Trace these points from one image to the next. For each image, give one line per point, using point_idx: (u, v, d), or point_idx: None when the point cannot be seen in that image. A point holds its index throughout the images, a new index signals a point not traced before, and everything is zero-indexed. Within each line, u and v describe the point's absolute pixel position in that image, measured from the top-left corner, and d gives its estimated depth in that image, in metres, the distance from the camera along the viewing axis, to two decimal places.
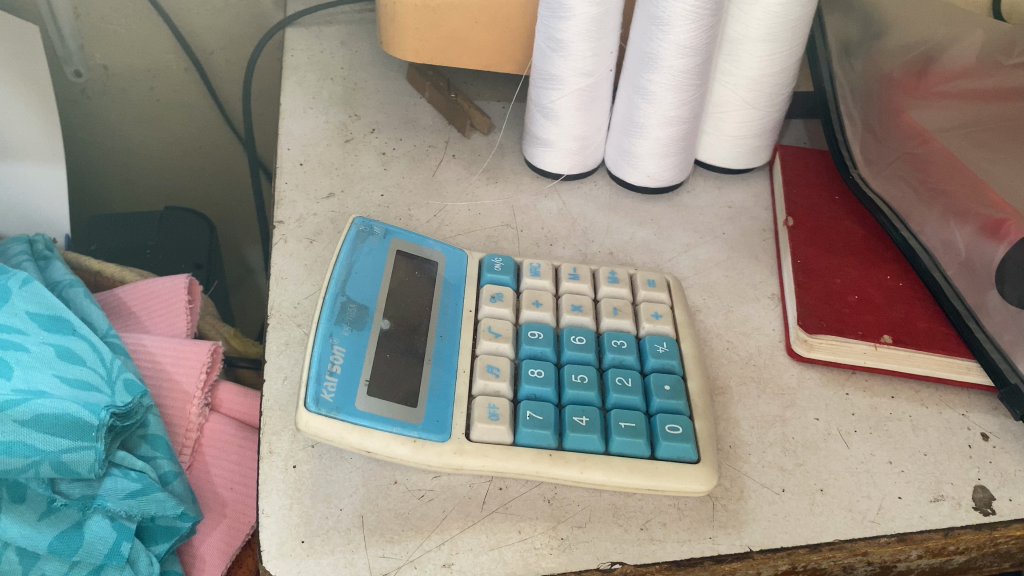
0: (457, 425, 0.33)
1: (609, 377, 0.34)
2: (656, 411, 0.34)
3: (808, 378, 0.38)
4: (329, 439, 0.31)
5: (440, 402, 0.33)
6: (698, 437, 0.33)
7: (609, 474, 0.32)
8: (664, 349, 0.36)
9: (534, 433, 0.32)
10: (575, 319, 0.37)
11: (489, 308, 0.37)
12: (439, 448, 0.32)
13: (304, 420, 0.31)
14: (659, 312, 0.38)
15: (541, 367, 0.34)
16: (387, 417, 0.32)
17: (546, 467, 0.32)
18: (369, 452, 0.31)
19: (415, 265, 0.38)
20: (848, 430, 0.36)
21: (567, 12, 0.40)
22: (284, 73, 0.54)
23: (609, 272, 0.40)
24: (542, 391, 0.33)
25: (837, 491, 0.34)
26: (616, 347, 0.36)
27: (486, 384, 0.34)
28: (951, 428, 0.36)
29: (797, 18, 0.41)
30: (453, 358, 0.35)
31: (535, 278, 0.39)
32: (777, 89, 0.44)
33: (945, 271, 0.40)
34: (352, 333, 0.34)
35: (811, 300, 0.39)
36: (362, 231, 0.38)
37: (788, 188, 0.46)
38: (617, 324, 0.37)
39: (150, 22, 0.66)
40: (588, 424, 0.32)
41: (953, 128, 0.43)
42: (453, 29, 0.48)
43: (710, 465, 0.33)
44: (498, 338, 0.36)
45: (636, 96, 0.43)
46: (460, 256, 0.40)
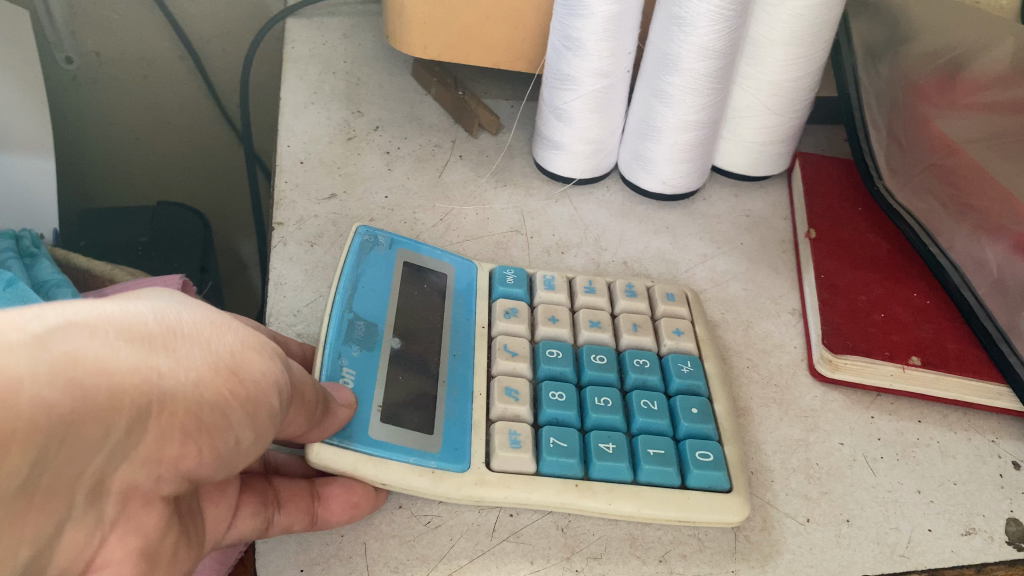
0: (477, 453, 0.31)
1: (633, 402, 0.33)
2: (684, 436, 0.32)
3: (832, 400, 0.36)
4: (343, 472, 0.28)
5: (456, 429, 0.31)
6: (729, 465, 0.32)
7: (637, 504, 0.30)
8: (689, 369, 0.35)
9: (557, 462, 0.30)
10: (594, 336, 0.35)
11: (503, 324, 0.35)
12: (460, 479, 0.30)
13: (315, 451, 0.28)
14: (681, 328, 0.36)
15: (562, 390, 0.33)
16: (404, 446, 0.30)
17: (573, 499, 0.30)
18: (384, 485, 0.29)
19: (424, 276, 0.37)
20: (874, 457, 0.34)
21: (585, 10, 0.38)
22: (285, 66, 0.52)
23: (625, 285, 0.38)
24: (564, 415, 0.32)
25: (864, 522, 0.32)
26: (639, 368, 0.34)
27: (505, 408, 0.32)
28: (981, 455, 0.35)
29: (822, 21, 0.40)
30: (468, 380, 0.33)
31: (550, 291, 0.37)
32: (800, 95, 0.43)
33: (976, 290, 0.38)
34: (362, 353, 0.32)
35: (836, 319, 0.37)
36: (367, 242, 0.37)
37: (811, 199, 0.44)
38: (638, 341, 0.36)
39: (145, 6, 0.64)
40: (615, 451, 0.31)
41: (979, 139, 0.42)
42: (461, 24, 0.46)
43: (742, 495, 0.31)
44: (514, 356, 0.34)
45: (654, 99, 0.41)
46: (469, 267, 0.38)
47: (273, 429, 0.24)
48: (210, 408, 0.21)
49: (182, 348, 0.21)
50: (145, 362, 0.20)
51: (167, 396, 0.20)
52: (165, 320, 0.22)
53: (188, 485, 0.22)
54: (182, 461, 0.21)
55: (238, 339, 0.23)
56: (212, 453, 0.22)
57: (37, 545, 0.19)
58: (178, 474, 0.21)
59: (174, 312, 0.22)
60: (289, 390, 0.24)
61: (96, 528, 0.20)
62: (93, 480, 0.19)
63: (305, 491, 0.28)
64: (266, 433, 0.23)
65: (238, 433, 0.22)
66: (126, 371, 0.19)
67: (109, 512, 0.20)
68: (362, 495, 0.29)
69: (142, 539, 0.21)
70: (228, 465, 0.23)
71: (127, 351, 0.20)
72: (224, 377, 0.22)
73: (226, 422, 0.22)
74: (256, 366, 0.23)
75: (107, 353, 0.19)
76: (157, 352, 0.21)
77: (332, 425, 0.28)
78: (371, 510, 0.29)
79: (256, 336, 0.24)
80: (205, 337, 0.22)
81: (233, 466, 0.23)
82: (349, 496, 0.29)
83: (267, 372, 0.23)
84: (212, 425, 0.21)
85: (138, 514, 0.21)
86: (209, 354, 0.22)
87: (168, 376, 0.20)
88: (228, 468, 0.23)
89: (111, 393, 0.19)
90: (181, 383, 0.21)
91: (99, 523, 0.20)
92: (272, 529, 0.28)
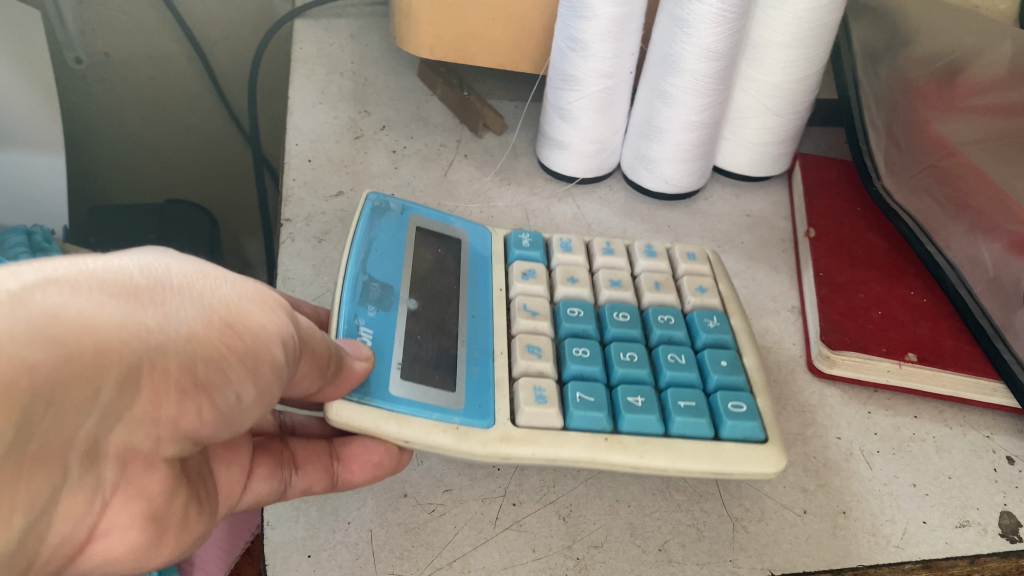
0: (501, 411, 0.31)
1: (660, 355, 0.34)
2: (714, 388, 0.33)
3: (829, 395, 0.37)
4: (363, 429, 0.28)
5: (480, 387, 0.32)
6: (762, 415, 0.33)
7: (671, 457, 0.30)
8: (715, 324, 0.36)
9: (587, 416, 0.31)
10: (615, 294, 0.37)
11: (522, 285, 0.37)
12: (484, 436, 0.30)
13: (334, 409, 0.28)
14: (704, 286, 0.38)
15: (585, 347, 0.34)
16: (426, 404, 0.30)
17: (603, 451, 0.30)
18: (405, 443, 0.29)
19: (438, 242, 0.37)
20: (871, 451, 0.35)
21: (589, 11, 0.39)
22: (293, 66, 0.53)
23: (645, 246, 0.40)
24: (590, 370, 0.33)
25: (860, 514, 0.32)
26: (664, 323, 0.36)
27: (528, 365, 0.33)
28: (975, 450, 0.35)
29: (823, 23, 0.40)
30: (488, 339, 0.34)
31: (567, 254, 0.39)
32: (801, 96, 0.43)
33: (972, 288, 0.39)
34: (378, 313, 0.32)
35: (833, 316, 0.38)
36: (378, 206, 0.37)
37: (810, 199, 0.45)
38: (661, 299, 0.37)
39: (154, 7, 0.64)
40: (644, 405, 0.31)
41: (976, 141, 0.43)
42: (467, 26, 0.47)
43: (778, 445, 0.32)
44: (535, 316, 0.35)
45: (657, 99, 0.42)
46: (484, 232, 0.39)
47: (276, 384, 0.24)
48: (205, 361, 0.21)
49: (172, 302, 0.21)
50: (134, 316, 0.20)
51: (159, 351, 0.20)
52: (153, 273, 0.22)
53: (192, 444, 0.22)
54: (181, 419, 0.21)
55: (232, 291, 0.24)
56: (211, 410, 0.22)
57: (32, 513, 0.18)
58: (178, 433, 0.21)
59: (162, 265, 0.22)
60: (296, 345, 0.25)
61: (96, 493, 0.20)
62: (87, 443, 0.19)
63: (326, 451, 0.29)
64: (267, 388, 0.24)
65: (236, 387, 0.23)
66: (114, 326, 0.19)
67: (108, 477, 0.20)
68: (383, 454, 0.29)
69: (146, 503, 0.21)
70: (231, 421, 0.23)
71: (115, 306, 0.20)
72: (218, 329, 0.22)
73: (221, 376, 0.22)
74: (253, 318, 0.23)
75: (93, 309, 0.19)
76: (146, 305, 0.21)
77: (348, 381, 0.28)
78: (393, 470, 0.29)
79: (250, 287, 0.24)
80: (198, 291, 0.22)
81: (236, 423, 0.23)
82: (369, 456, 0.29)
83: (265, 324, 0.24)
84: (210, 380, 0.22)
85: (139, 477, 0.21)
86: (203, 308, 0.22)
87: (159, 330, 0.20)
88: (231, 424, 0.23)
89: (98, 350, 0.19)
90: (174, 337, 0.21)
91: (99, 489, 0.20)
92: (291, 491, 0.29)
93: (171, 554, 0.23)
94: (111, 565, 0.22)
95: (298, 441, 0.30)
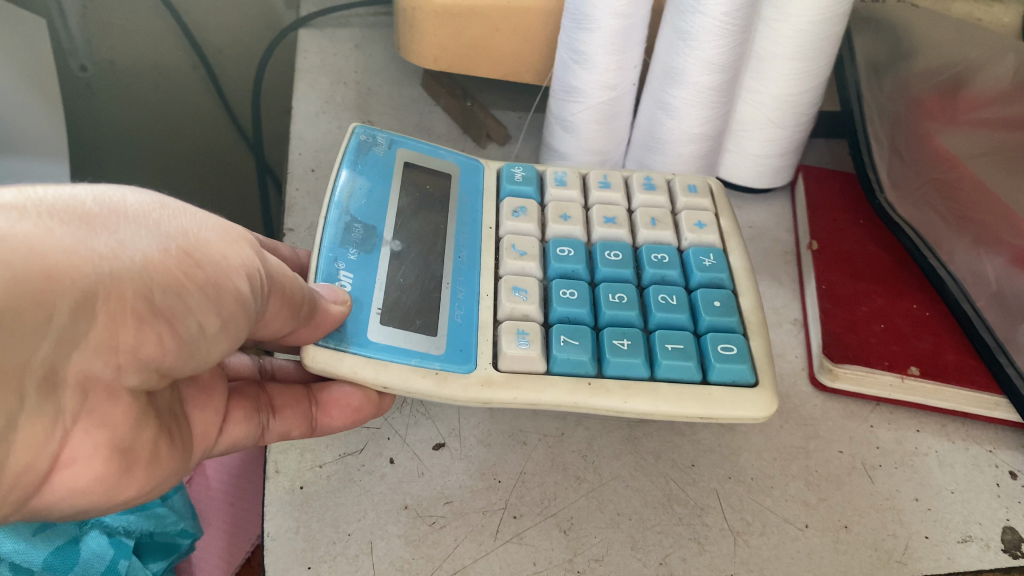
0: (483, 355, 0.32)
1: (651, 297, 0.35)
2: (706, 329, 0.34)
3: (831, 409, 0.37)
4: (341, 374, 0.30)
5: (463, 330, 0.33)
6: (754, 359, 0.33)
7: (656, 401, 0.32)
8: (710, 263, 0.37)
9: (569, 361, 0.32)
10: (608, 232, 0.38)
11: (512, 223, 0.38)
12: (466, 381, 0.31)
13: (310, 354, 0.30)
14: (703, 222, 0.39)
15: (573, 289, 0.35)
16: (407, 349, 0.31)
17: (586, 397, 0.32)
18: (385, 387, 0.30)
19: (427, 176, 0.39)
20: (873, 465, 0.35)
21: (592, 24, 0.39)
22: (296, 76, 0.53)
23: (644, 178, 0.41)
24: (577, 313, 0.34)
25: (862, 529, 0.32)
26: (657, 263, 0.37)
27: (513, 307, 0.34)
28: (978, 465, 0.35)
29: (828, 36, 0.40)
30: (474, 281, 0.35)
31: (561, 189, 0.40)
32: (804, 110, 0.43)
33: (975, 302, 0.38)
34: (359, 256, 0.33)
35: (836, 329, 0.38)
36: (365, 141, 0.39)
37: (812, 210, 0.45)
38: (656, 236, 0.38)
39: (159, 16, 0.65)
40: (630, 347, 0.33)
41: (980, 154, 0.43)
42: (471, 37, 0.47)
43: (768, 390, 0.33)
44: (523, 257, 0.36)
45: (659, 111, 0.42)
46: (475, 166, 0.41)
47: (242, 312, 0.25)
48: (165, 289, 0.23)
49: (127, 230, 0.23)
50: (84, 243, 0.21)
51: (116, 278, 0.22)
52: (107, 202, 0.23)
53: (158, 375, 0.23)
54: (141, 347, 0.22)
55: (193, 222, 0.25)
56: (172, 339, 0.23)
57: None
58: (140, 361, 0.22)
59: (118, 196, 0.24)
60: (261, 278, 0.26)
61: (57, 420, 0.21)
62: (45, 367, 0.20)
63: (304, 397, 0.32)
64: (233, 318, 0.25)
65: (199, 317, 0.24)
66: (63, 251, 0.21)
67: (68, 405, 0.21)
68: (362, 399, 0.31)
69: (111, 433, 0.22)
70: (195, 348, 0.24)
71: (65, 231, 0.21)
72: (178, 257, 0.23)
73: (182, 305, 0.23)
74: (213, 247, 0.25)
75: (42, 234, 0.21)
76: (98, 232, 0.22)
77: (327, 322, 0.29)
78: (375, 413, 0.32)
79: (210, 223, 0.26)
80: (155, 221, 0.24)
81: (202, 352, 0.24)
82: (348, 401, 0.31)
83: (227, 255, 0.25)
84: (171, 309, 0.23)
85: (102, 406, 0.22)
86: (162, 238, 0.23)
87: (115, 258, 0.22)
88: (198, 354, 0.24)
89: (47, 274, 0.20)
90: (130, 263, 0.22)
91: (59, 418, 0.21)
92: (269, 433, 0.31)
93: (141, 490, 0.24)
94: (78, 498, 0.23)
95: (274, 385, 0.32)
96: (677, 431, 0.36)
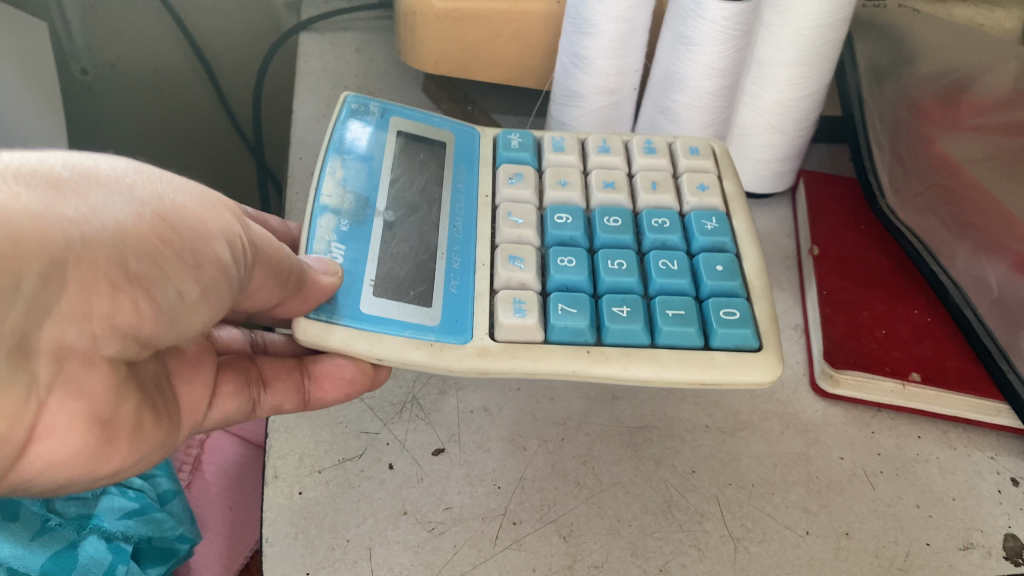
0: (479, 326, 0.33)
1: (652, 263, 0.35)
2: (707, 295, 0.34)
3: (833, 415, 0.37)
4: (335, 347, 0.30)
5: (458, 301, 0.33)
6: (757, 323, 0.33)
7: (657, 368, 0.32)
8: (713, 227, 0.37)
9: (567, 329, 0.32)
10: (608, 197, 0.38)
11: (508, 191, 0.38)
12: (461, 352, 0.32)
13: (302, 328, 0.30)
14: (705, 184, 0.39)
15: (571, 256, 0.35)
16: (400, 322, 0.31)
17: (585, 365, 0.32)
18: (380, 360, 0.31)
19: (423, 146, 0.39)
20: (874, 471, 0.35)
21: (593, 29, 0.39)
22: (298, 80, 0.53)
23: (645, 142, 0.40)
24: (575, 280, 0.34)
25: (863, 535, 0.32)
26: (657, 228, 0.36)
27: (509, 276, 0.34)
28: (980, 471, 0.35)
29: (830, 41, 0.40)
30: (471, 251, 0.35)
31: (559, 154, 0.40)
32: (806, 113, 0.43)
33: (976, 308, 0.38)
34: (352, 227, 0.34)
35: (837, 335, 0.38)
36: (357, 109, 0.39)
37: (813, 215, 0.45)
38: (657, 200, 0.38)
39: (160, 20, 0.65)
40: (629, 314, 0.33)
41: (982, 159, 0.43)
42: (472, 41, 0.47)
43: (772, 352, 0.33)
44: (520, 225, 0.36)
45: (660, 115, 0.43)
46: (471, 134, 0.41)
47: (221, 278, 0.25)
48: (139, 255, 0.22)
49: (98, 194, 0.22)
50: (52, 208, 0.21)
51: (89, 244, 0.21)
52: (77, 165, 0.22)
53: (137, 342, 0.23)
54: (116, 314, 0.22)
55: (168, 187, 0.24)
56: (148, 305, 0.23)
57: None
58: (116, 330, 0.22)
59: (89, 162, 0.23)
60: (242, 245, 0.26)
61: (31, 391, 0.21)
62: (17, 335, 0.20)
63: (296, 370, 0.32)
64: (212, 285, 0.25)
65: (177, 283, 0.24)
66: (30, 218, 0.20)
67: (43, 374, 0.21)
68: (355, 372, 0.32)
69: (89, 404, 0.22)
70: (174, 315, 0.24)
71: (34, 196, 0.21)
72: (152, 222, 0.23)
73: (158, 272, 0.23)
74: (190, 212, 0.24)
75: (8, 199, 0.20)
76: (67, 196, 0.21)
77: (316, 294, 0.30)
78: (370, 385, 0.33)
79: (187, 189, 0.25)
80: (129, 185, 0.23)
81: (182, 320, 0.24)
82: (341, 373, 0.32)
83: (205, 220, 0.25)
84: (146, 275, 0.23)
85: (78, 375, 0.22)
86: (136, 203, 0.23)
87: (89, 224, 0.21)
88: (177, 321, 0.24)
89: (12, 241, 0.20)
90: (104, 229, 0.22)
91: (33, 388, 0.21)
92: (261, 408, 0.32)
93: (124, 461, 0.25)
94: (58, 470, 0.23)
95: (265, 359, 0.33)
96: (678, 437, 0.35)
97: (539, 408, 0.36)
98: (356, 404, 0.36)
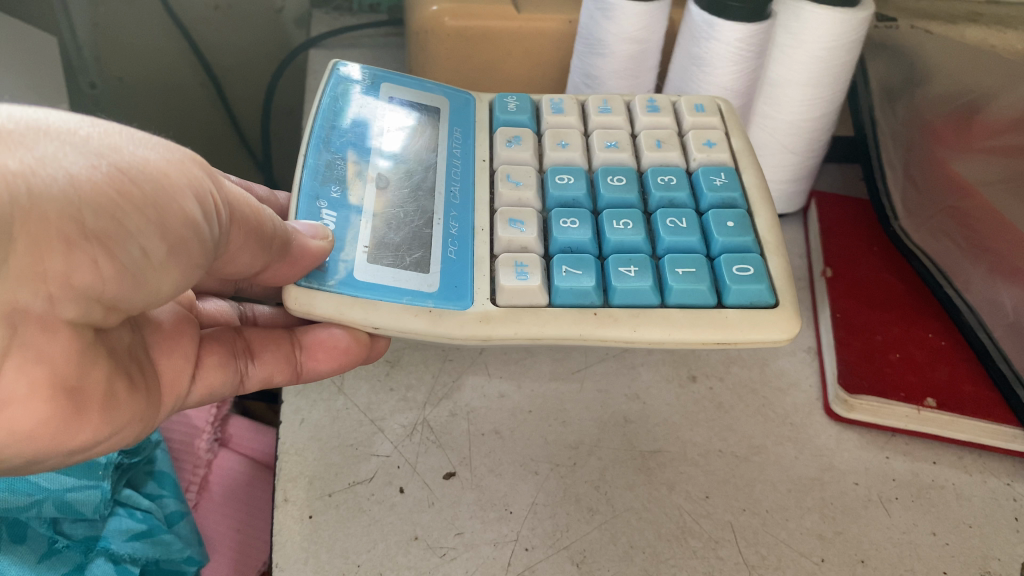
0: (480, 291, 0.32)
1: (659, 222, 0.35)
2: (719, 251, 0.34)
3: (847, 439, 0.36)
4: (328, 316, 0.30)
5: (457, 268, 0.33)
6: (772, 279, 0.33)
7: (667, 330, 0.32)
8: (722, 182, 0.36)
9: (571, 292, 0.32)
10: (611, 156, 0.38)
11: (506, 153, 0.38)
12: (461, 317, 0.31)
13: (292, 296, 0.30)
14: (712, 141, 0.38)
15: (574, 218, 0.35)
16: (398, 288, 0.31)
17: (592, 327, 0.32)
18: (377, 328, 0.31)
19: (417, 109, 0.39)
20: (890, 497, 0.34)
21: (604, 50, 0.39)
22: (308, 98, 0.53)
23: (646, 101, 0.40)
24: (579, 241, 0.34)
25: (879, 563, 0.32)
26: (665, 185, 0.36)
27: (510, 239, 0.34)
28: (996, 498, 0.35)
29: (843, 64, 0.40)
30: (469, 216, 0.35)
31: (558, 116, 0.39)
32: (817, 134, 0.43)
33: (991, 332, 0.38)
34: (341, 194, 0.33)
35: (851, 359, 0.38)
36: (347, 76, 0.39)
37: (825, 237, 0.44)
38: (662, 157, 0.38)
39: (168, 34, 0.65)
40: (638, 273, 0.33)
41: (995, 181, 0.42)
42: (484, 60, 0.47)
43: (789, 308, 0.32)
44: (519, 187, 0.36)
45: None
46: (464, 99, 0.41)
47: (190, 235, 0.24)
48: (96, 210, 0.22)
49: (43, 146, 0.21)
50: None
51: (39, 198, 0.20)
52: (23, 120, 0.22)
53: (101, 302, 0.23)
54: (74, 274, 0.22)
55: (126, 141, 0.24)
56: (110, 263, 0.22)
57: None
58: (75, 291, 0.22)
59: (37, 116, 0.22)
60: (213, 202, 0.25)
61: None
62: None
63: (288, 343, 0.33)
64: (179, 241, 0.24)
65: (140, 240, 0.23)
66: None
67: None
68: (349, 341, 0.32)
69: (50, 371, 0.22)
70: (141, 272, 0.23)
71: None
72: (109, 175, 0.22)
73: (119, 228, 0.22)
74: (153, 165, 0.24)
75: None
76: (12, 149, 0.21)
77: (305, 259, 0.30)
78: (364, 356, 0.33)
79: (145, 143, 0.24)
80: (80, 137, 0.22)
81: (151, 279, 0.24)
82: (335, 343, 0.32)
83: (169, 173, 0.24)
84: (106, 230, 0.22)
85: (37, 339, 0.22)
86: (92, 158, 0.22)
87: (37, 176, 0.21)
88: (144, 279, 0.24)
89: None
90: (55, 182, 0.21)
91: None
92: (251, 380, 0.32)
93: (97, 434, 0.25)
94: (25, 443, 0.23)
95: (252, 330, 0.33)
96: (690, 461, 0.35)
97: (550, 431, 0.36)
98: (365, 427, 0.36)
